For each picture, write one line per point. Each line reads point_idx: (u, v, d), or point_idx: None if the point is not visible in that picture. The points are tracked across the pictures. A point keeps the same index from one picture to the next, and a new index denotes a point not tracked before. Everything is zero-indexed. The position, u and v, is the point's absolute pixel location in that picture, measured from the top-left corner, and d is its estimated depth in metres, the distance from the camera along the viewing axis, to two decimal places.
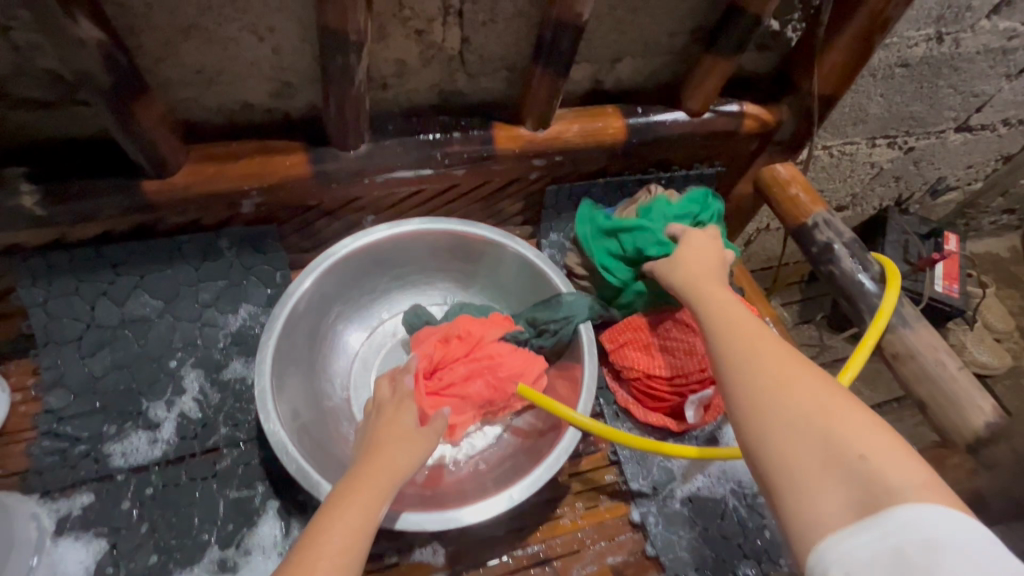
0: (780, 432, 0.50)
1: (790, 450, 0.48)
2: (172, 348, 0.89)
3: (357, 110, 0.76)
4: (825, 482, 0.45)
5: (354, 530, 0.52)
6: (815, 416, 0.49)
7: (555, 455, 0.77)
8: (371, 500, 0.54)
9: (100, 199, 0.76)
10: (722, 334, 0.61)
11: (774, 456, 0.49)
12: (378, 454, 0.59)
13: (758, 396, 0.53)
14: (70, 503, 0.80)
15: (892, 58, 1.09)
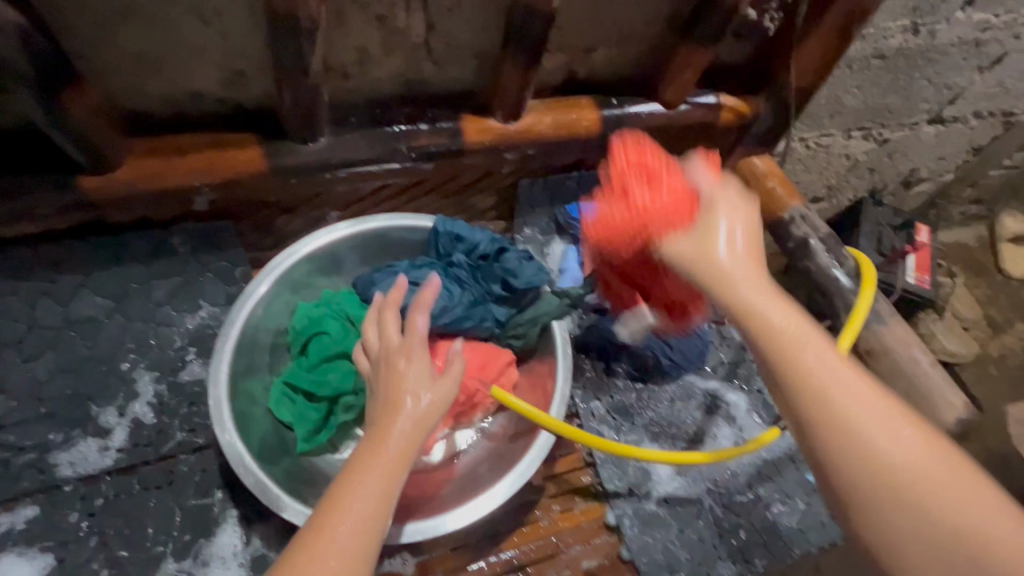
0: (852, 437, 0.43)
1: (875, 470, 0.42)
2: (124, 349, 0.82)
3: (315, 100, 0.71)
4: (884, 489, 0.42)
5: (360, 543, 0.45)
6: (857, 402, 0.44)
7: (529, 456, 0.76)
8: (382, 497, 0.48)
9: (35, 195, 0.70)
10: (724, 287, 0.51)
11: (856, 473, 0.43)
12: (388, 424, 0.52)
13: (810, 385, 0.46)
14: (12, 518, 0.72)
15: (869, 50, 1.08)
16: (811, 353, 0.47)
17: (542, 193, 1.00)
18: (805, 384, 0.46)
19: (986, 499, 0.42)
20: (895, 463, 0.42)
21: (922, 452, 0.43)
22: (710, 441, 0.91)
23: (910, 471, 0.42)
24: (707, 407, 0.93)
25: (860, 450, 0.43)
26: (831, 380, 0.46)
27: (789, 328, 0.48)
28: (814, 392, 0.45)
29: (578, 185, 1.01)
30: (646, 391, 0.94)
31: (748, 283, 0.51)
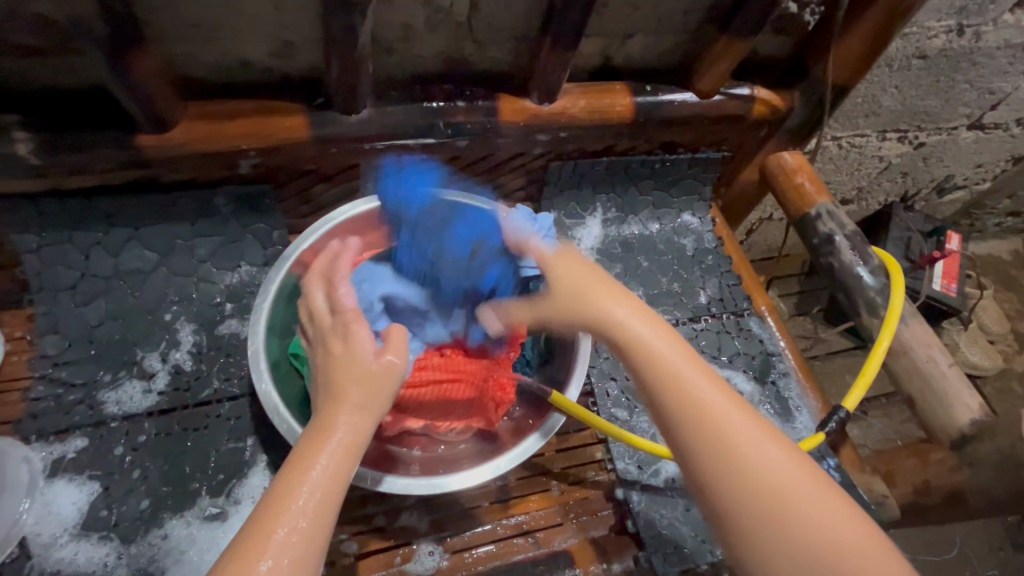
0: (723, 452, 0.51)
1: (698, 412, 0.53)
2: (167, 301, 0.88)
3: (360, 72, 0.74)
4: (737, 470, 0.51)
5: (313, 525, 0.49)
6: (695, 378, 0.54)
7: (540, 431, 0.78)
8: (332, 476, 0.51)
9: (96, 151, 0.74)
10: (672, 383, 0.54)
11: (727, 474, 0.51)
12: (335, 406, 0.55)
13: (701, 408, 0.53)
14: (63, 447, 0.78)
15: (910, 49, 1.07)
16: (673, 360, 0.55)
17: (571, 177, 1.03)
18: (661, 366, 0.54)
19: (825, 502, 0.50)
20: (743, 449, 0.51)
21: (704, 375, 0.55)
22: None
23: (713, 403, 0.53)
24: None
25: (711, 434, 0.52)
26: (659, 364, 0.55)
27: (623, 333, 0.57)
28: (658, 371, 0.55)
29: (604, 171, 1.04)
30: None
31: (597, 288, 0.59)
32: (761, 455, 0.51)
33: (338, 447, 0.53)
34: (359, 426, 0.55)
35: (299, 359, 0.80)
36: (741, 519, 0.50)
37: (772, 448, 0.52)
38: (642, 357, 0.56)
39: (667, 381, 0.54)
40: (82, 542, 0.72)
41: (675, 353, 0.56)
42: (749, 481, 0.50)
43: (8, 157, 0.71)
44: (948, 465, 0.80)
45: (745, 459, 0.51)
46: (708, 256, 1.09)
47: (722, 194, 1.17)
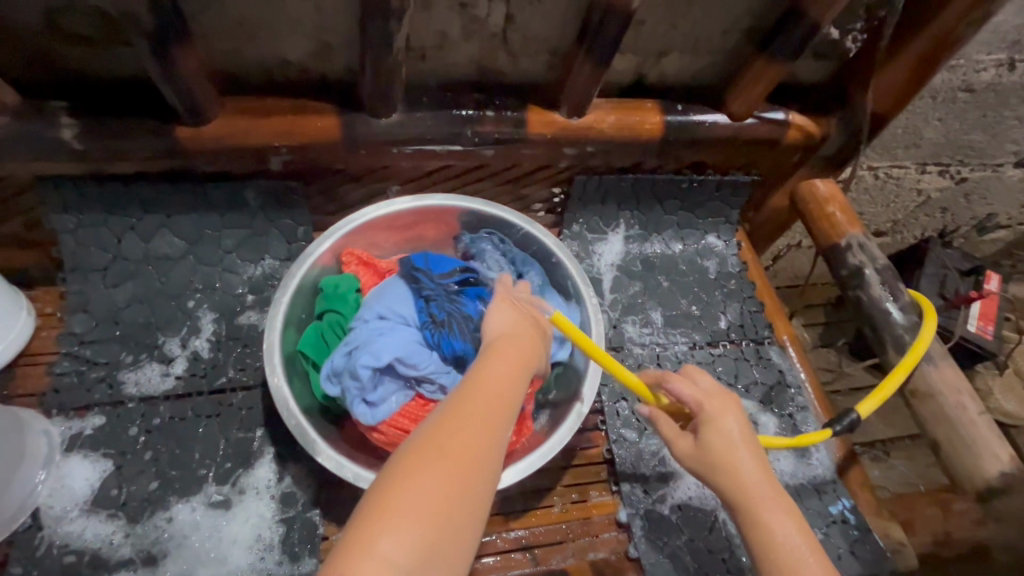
0: (764, 541, 0.54)
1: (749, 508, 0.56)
2: (191, 288, 0.90)
3: (394, 77, 0.75)
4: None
5: (452, 499, 0.42)
6: (732, 429, 0.59)
7: (546, 446, 0.78)
8: (474, 460, 0.45)
9: (136, 139, 0.76)
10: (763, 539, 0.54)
11: (760, 552, 0.54)
12: (481, 379, 0.52)
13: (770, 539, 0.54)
14: (82, 424, 0.80)
15: (957, 82, 1.04)
16: (735, 449, 0.58)
17: (595, 191, 1.02)
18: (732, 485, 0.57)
19: None
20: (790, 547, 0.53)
21: (753, 452, 0.58)
22: None
23: (756, 486, 0.56)
24: None
25: (758, 525, 0.54)
26: (707, 431, 0.59)
27: (707, 450, 0.59)
28: (707, 450, 0.59)
29: (630, 187, 1.03)
30: None
31: (747, 466, 0.57)
32: None
33: (480, 439, 0.47)
34: (504, 398, 0.51)
35: (312, 363, 0.82)
36: None
37: (803, 544, 0.53)
38: (738, 482, 0.57)
39: (729, 476, 0.57)
40: (90, 518, 0.74)
41: (786, 523, 0.54)
42: None
43: (53, 141, 0.74)
44: (973, 517, 0.76)
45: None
46: (730, 281, 1.07)
47: (750, 218, 1.15)
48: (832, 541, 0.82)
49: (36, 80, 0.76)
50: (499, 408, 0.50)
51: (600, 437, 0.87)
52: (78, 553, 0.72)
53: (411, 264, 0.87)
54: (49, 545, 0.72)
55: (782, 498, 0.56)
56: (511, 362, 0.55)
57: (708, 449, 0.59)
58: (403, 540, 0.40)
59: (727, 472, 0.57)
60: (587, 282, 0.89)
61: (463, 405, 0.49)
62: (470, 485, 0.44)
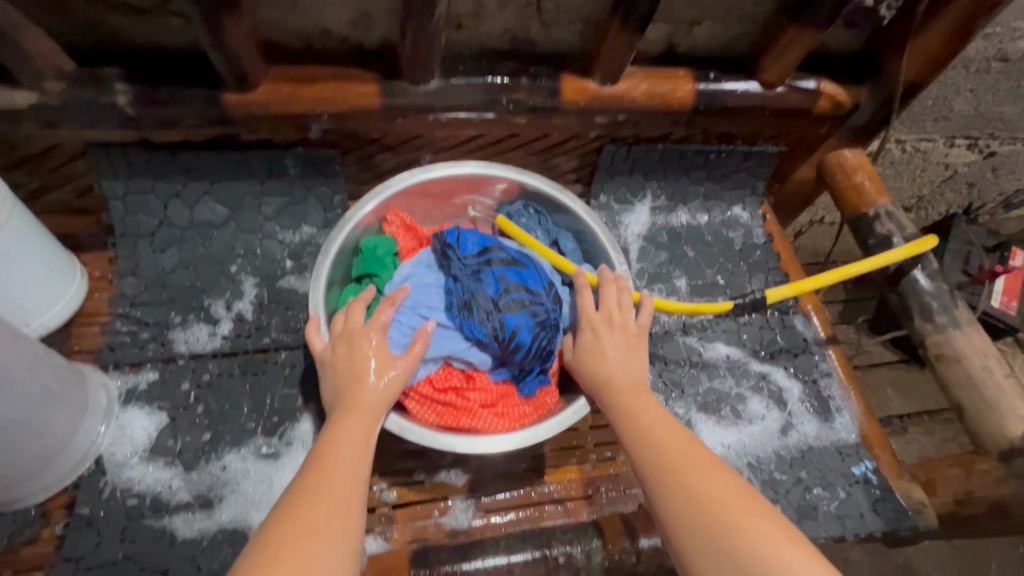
0: (647, 444, 0.59)
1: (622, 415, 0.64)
2: (233, 254, 0.93)
3: (433, 45, 0.76)
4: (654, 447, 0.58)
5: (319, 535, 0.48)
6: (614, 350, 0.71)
7: (580, 402, 0.78)
8: (327, 495, 0.52)
9: (185, 106, 0.79)
10: (629, 424, 0.62)
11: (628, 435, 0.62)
12: (337, 438, 0.58)
13: (637, 425, 0.62)
14: (137, 378, 0.84)
15: (991, 51, 1.03)
16: (611, 364, 0.69)
17: (623, 162, 1.03)
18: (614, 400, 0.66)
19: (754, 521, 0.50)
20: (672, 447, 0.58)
21: (627, 367, 0.69)
22: (757, 421, 0.91)
23: (625, 390, 0.66)
24: (756, 385, 0.94)
25: (625, 416, 0.64)
26: (589, 348, 0.72)
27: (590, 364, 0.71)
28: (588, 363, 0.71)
29: (658, 158, 1.04)
30: (700, 365, 0.95)
31: (617, 382, 0.67)
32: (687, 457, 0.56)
33: (335, 480, 0.54)
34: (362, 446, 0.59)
35: None
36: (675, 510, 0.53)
37: (650, 416, 0.62)
38: (613, 397, 0.66)
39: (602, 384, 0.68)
40: (149, 466, 0.78)
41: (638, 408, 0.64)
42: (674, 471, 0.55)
43: (108, 107, 0.77)
44: (994, 476, 0.77)
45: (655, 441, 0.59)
46: (756, 252, 1.09)
47: (776, 189, 1.16)
48: (854, 500, 0.86)
49: (87, 48, 0.78)
50: (354, 453, 0.57)
51: None
52: (139, 496, 0.77)
53: (443, 240, 0.87)
54: (113, 489, 0.77)
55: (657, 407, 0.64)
56: (367, 415, 0.62)
57: (581, 357, 0.72)
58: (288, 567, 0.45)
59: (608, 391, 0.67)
60: (618, 249, 0.91)
61: (326, 461, 0.55)
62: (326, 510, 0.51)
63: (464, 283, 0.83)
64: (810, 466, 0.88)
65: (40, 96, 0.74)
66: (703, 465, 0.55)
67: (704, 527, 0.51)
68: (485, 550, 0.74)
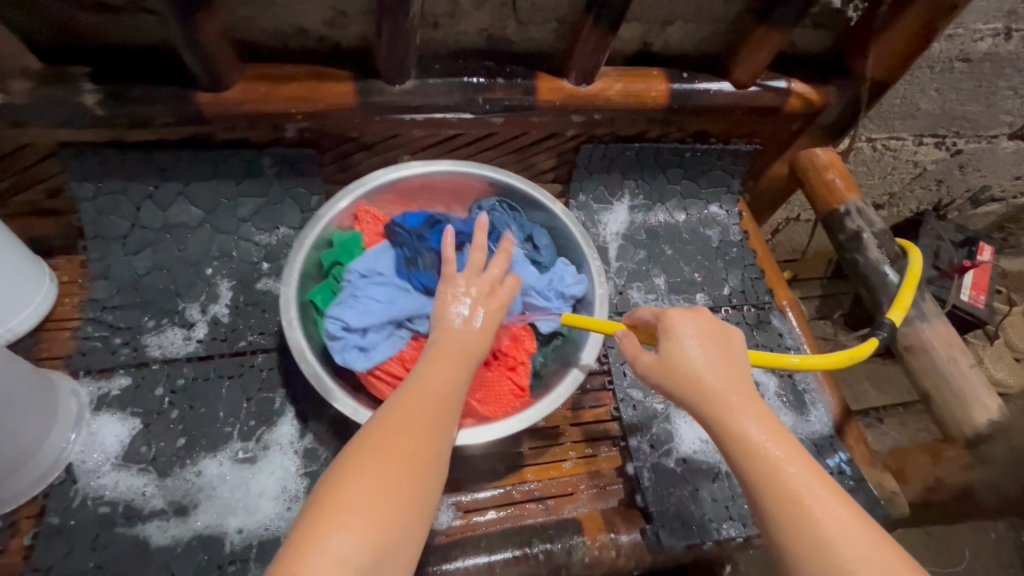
0: (727, 424, 0.56)
1: (699, 395, 0.58)
2: (209, 256, 0.92)
3: (408, 44, 0.76)
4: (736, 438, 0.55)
5: (383, 510, 0.47)
6: (701, 346, 0.61)
7: (553, 395, 0.79)
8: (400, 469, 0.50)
9: (156, 106, 0.78)
10: (710, 408, 0.57)
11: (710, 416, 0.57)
12: (417, 384, 0.57)
13: (714, 405, 0.57)
14: (109, 384, 0.83)
15: (955, 51, 1.06)
16: (704, 367, 0.59)
17: (600, 161, 1.04)
18: (692, 383, 0.58)
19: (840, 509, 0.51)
20: (754, 440, 0.54)
21: (720, 368, 0.59)
22: None
23: (725, 397, 0.57)
24: None
25: (717, 410, 0.57)
26: (672, 344, 0.61)
27: (672, 364, 0.60)
28: (672, 359, 0.60)
29: (635, 157, 1.05)
30: None
31: (703, 368, 0.59)
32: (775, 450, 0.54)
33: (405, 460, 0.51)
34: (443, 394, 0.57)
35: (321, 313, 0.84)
36: (771, 500, 0.52)
37: (732, 395, 0.57)
38: (692, 379, 0.58)
39: (693, 388, 0.58)
40: (122, 472, 0.77)
41: (725, 391, 0.58)
42: (763, 465, 0.53)
43: (76, 107, 0.75)
44: (961, 463, 0.80)
45: (740, 431, 0.55)
46: (732, 249, 1.10)
47: (751, 188, 1.18)
48: None
49: (53, 47, 0.77)
50: (421, 426, 0.54)
51: (608, 397, 0.91)
52: (112, 504, 0.75)
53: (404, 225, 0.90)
54: (84, 497, 0.75)
55: (757, 410, 0.57)
56: (453, 356, 0.60)
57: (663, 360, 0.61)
58: (352, 543, 0.45)
59: (688, 384, 0.58)
60: (593, 248, 0.92)
61: (394, 437, 0.52)
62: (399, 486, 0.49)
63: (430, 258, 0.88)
64: None
65: (4, 96, 0.73)
66: (791, 459, 0.53)
67: (786, 514, 0.51)
68: (466, 550, 0.74)
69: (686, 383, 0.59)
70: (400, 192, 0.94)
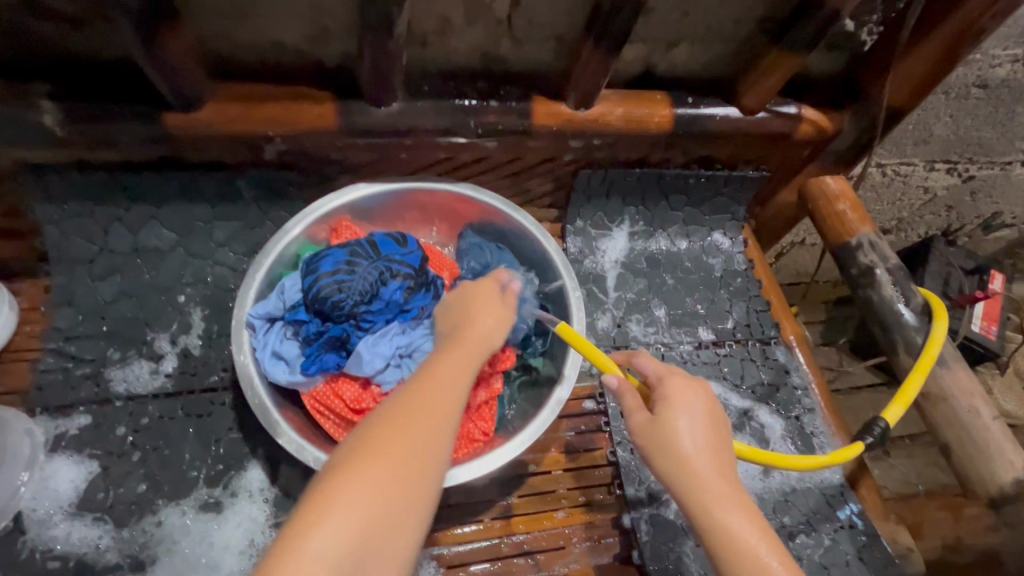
0: (710, 517, 0.51)
1: (684, 478, 0.53)
2: (181, 283, 0.86)
3: (394, 65, 0.71)
4: (717, 530, 0.51)
5: (385, 503, 0.43)
6: (691, 419, 0.55)
7: (513, 441, 0.74)
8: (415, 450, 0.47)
9: (123, 126, 0.73)
10: (693, 492, 0.52)
11: (686, 497, 0.53)
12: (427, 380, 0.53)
13: (699, 494, 0.52)
14: (68, 423, 0.77)
15: (971, 77, 1.02)
16: (688, 439, 0.54)
17: (600, 186, 0.99)
18: (674, 461, 0.54)
19: None
20: (737, 536, 0.50)
21: (709, 447, 0.54)
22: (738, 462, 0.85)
23: (712, 483, 0.52)
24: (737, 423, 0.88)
25: (698, 496, 0.52)
26: (664, 413, 0.56)
27: (657, 435, 0.55)
28: (660, 429, 0.55)
29: (637, 182, 1.00)
30: None
31: (688, 443, 0.54)
32: (760, 551, 0.49)
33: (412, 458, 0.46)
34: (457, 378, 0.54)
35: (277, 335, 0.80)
36: None
37: (718, 479, 0.53)
38: (677, 457, 0.54)
39: (677, 463, 0.53)
40: (75, 522, 0.71)
41: (714, 475, 0.53)
42: (745, 566, 0.49)
43: (35, 126, 0.70)
44: None
45: (723, 525, 0.50)
46: (737, 279, 1.05)
47: (757, 214, 1.13)
48: (840, 547, 0.81)
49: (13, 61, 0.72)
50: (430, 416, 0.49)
51: (604, 440, 0.85)
52: (62, 557, 0.69)
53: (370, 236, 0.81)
54: (33, 549, 0.69)
55: (738, 498, 0.52)
56: (463, 351, 0.58)
57: (649, 423, 0.56)
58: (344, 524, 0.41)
59: (674, 459, 0.54)
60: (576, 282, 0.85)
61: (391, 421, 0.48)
62: (404, 482, 0.45)
63: (396, 300, 0.77)
64: (794, 509, 0.83)
65: None
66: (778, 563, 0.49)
67: None
68: None
69: (672, 462, 0.54)
70: (374, 210, 0.89)
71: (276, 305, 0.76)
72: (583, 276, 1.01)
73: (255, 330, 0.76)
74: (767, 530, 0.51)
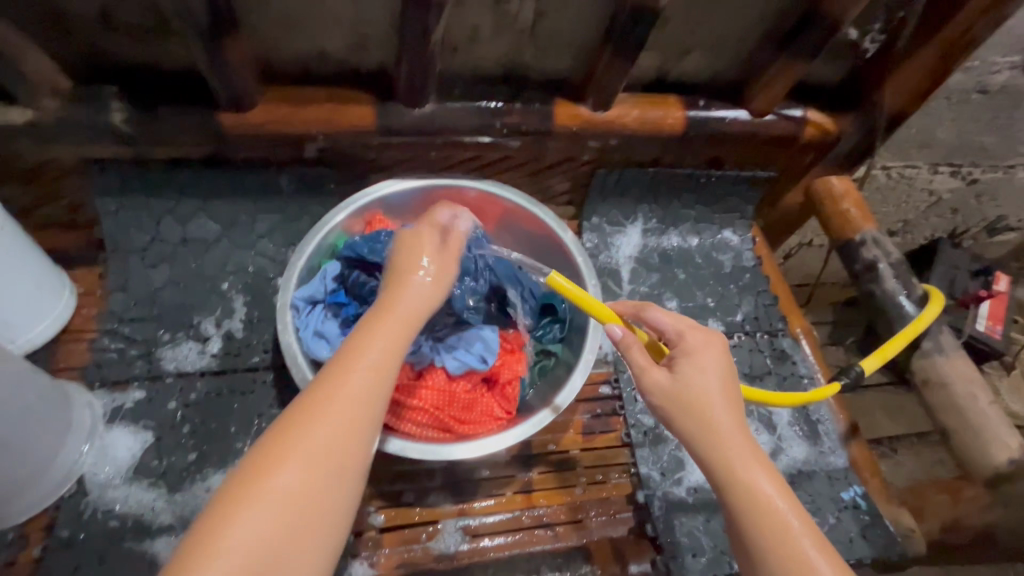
0: (728, 465, 0.56)
1: (706, 430, 0.57)
2: (225, 271, 0.93)
3: (429, 70, 0.77)
4: (734, 476, 0.56)
5: (295, 506, 0.48)
6: (711, 376, 0.60)
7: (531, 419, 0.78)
8: (314, 470, 0.49)
9: (182, 125, 0.79)
10: (713, 443, 0.57)
11: (705, 448, 0.57)
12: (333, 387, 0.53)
13: (720, 444, 0.57)
14: (123, 397, 0.83)
15: (972, 83, 1.07)
16: (708, 394, 0.59)
17: (615, 185, 1.05)
18: (696, 414, 0.58)
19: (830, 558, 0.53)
20: (754, 481, 0.55)
21: (728, 402, 0.59)
22: None
23: (733, 433, 0.57)
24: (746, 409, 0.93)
25: (719, 446, 0.57)
26: (685, 371, 0.60)
27: (681, 395, 0.59)
28: (682, 385, 0.59)
29: (650, 182, 1.05)
30: None
31: (709, 398, 0.59)
32: (773, 494, 0.55)
33: (313, 483, 0.49)
34: (377, 389, 0.54)
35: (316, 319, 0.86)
36: (767, 546, 0.53)
37: (737, 432, 0.58)
38: (698, 409, 0.58)
39: (701, 415, 0.58)
40: (132, 486, 0.77)
41: (733, 427, 0.58)
42: (759, 508, 0.54)
43: (103, 125, 0.77)
44: None
45: (741, 472, 0.56)
46: (746, 274, 1.10)
47: (764, 214, 1.18)
48: (843, 525, 0.86)
49: (83, 65, 0.79)
50: (337, 433, 0.51)
51: (619, 422, 0.90)
52: (121, 518, 0.76)
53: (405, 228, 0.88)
54: (94, 510, 0.75)
55: (757, 455, 0.57)
56: (389, 339, 0.57)
57: (670, 380, 0.60)
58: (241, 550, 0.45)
59: (696, 413, 0.58)
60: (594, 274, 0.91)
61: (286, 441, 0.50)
62: (308, 505, 0.48)
63: None
64: (800, 490, 0.88)
65: (34, 113, 0.74)
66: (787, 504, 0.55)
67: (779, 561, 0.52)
68: None
69: (693, 416, 0.58)
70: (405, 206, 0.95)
71: (319, 288, 0.84)
72: (598, 271, 1.06)
73: (298, 311, 0.82)
74: (777, 476, 0.57)
